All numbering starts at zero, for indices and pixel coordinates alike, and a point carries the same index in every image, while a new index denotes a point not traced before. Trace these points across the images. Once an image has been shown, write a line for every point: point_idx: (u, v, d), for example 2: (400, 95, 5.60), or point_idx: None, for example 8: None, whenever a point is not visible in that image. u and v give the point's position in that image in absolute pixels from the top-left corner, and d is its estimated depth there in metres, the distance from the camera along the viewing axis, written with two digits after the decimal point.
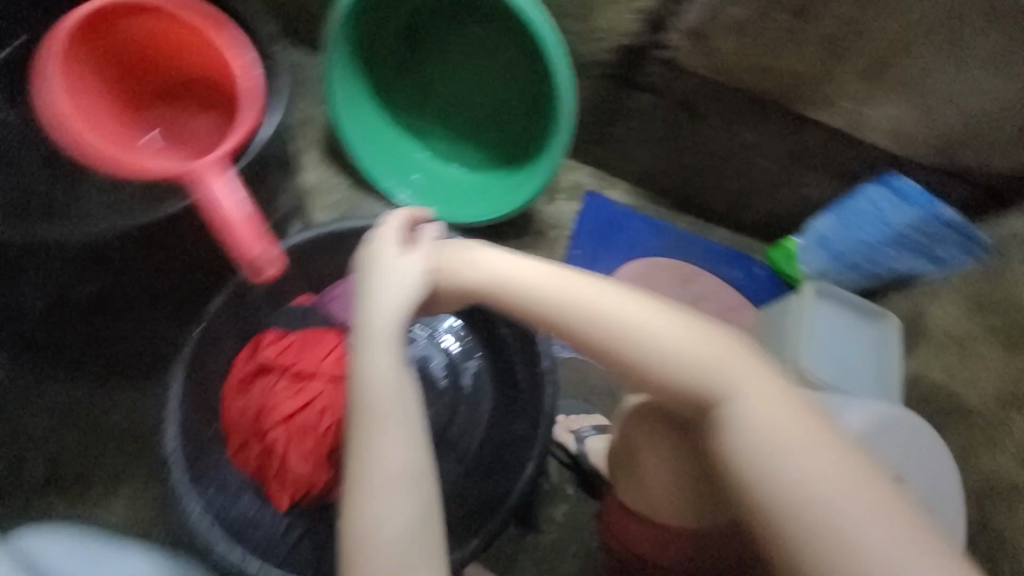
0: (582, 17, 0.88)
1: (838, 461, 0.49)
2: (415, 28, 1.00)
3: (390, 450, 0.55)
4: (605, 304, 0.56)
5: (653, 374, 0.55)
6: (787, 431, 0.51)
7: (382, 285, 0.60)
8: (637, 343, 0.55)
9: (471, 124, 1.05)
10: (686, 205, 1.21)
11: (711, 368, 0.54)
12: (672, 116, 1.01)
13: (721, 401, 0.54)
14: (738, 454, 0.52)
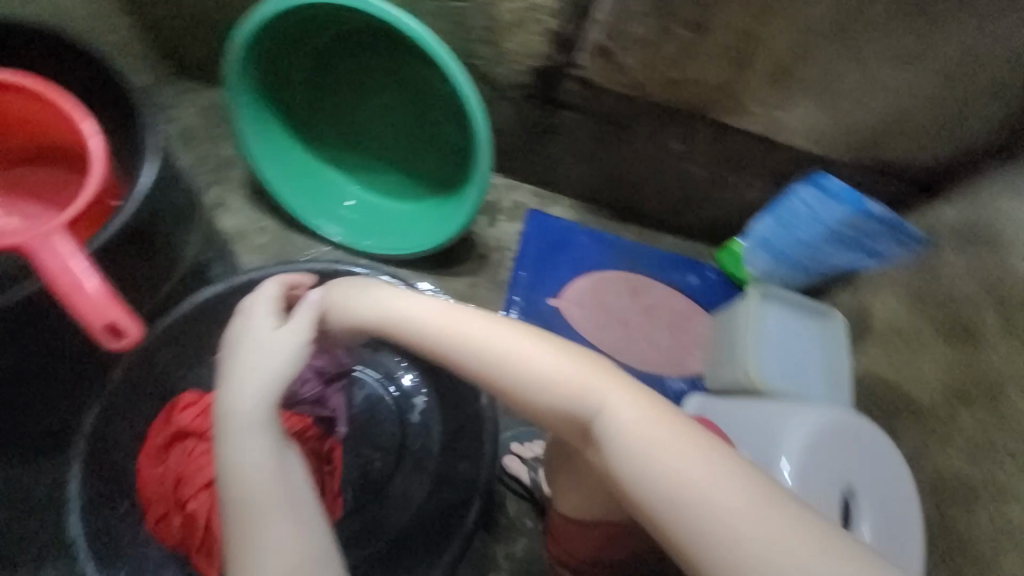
0: (491, 42, 0.87)
1: (709, 472, 0.43)
2: (323, 61, 0.95)
3: (273, 542, 0.49)
4: (467, 330, 0.53)
5: (523, 399, 0.51)
6: (658, 445, 0.45)
7: (253, 362, 0.58)
8: (498, 369, 0.51)
9: (398, 153, 1.02)
10: (629, 216, 1.21)
11: (567, 385, 0.50)
12: (601, 130, 1.00)
13: (588, 416, 0.49)
14: (612, 474, 0.47)
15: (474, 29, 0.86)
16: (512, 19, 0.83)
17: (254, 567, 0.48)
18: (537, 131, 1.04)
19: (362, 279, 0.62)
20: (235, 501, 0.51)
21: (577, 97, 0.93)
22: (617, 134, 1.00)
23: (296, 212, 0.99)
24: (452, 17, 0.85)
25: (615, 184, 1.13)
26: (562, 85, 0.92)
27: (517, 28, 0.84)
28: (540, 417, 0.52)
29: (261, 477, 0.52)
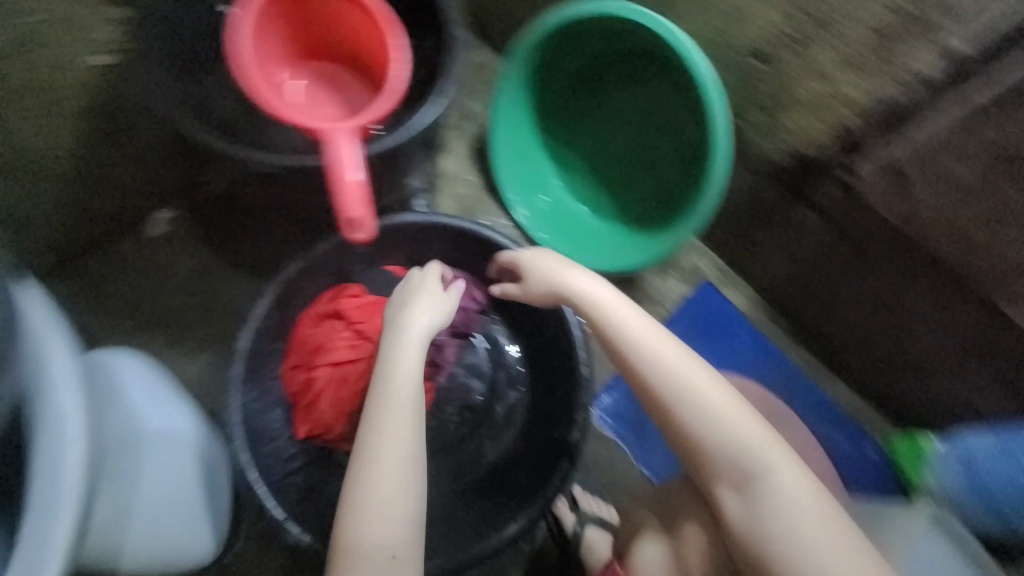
0: (768, 112, 0.80)
1: (842, 549, 0.56)
2: (598, 65, 1.02)
3: (392, 433, 0.65)
4: (672, 356, 0.65)
5: (700, 431, 0.63)
6: (809, 516, 0.58)
7: (415, 307, 0.77)
8: (688, 402, 0.63)
9: (617, 170, 1.04)
10: (806, 338, 1.08)
11: (739, 439, 0.62)
12: (832, 245, 0.88)
13: (750, 470, 0.61)
14: (761, 524, 0.59)
15: (758, 92, 0.80)
16: (807, 99, 0.75)
17: (393, 441, 0.65)
18: (760, 215, 0.95)
19: (570, 261, 0.75)
20: (387, 394, 0.68)
21: (828, 203, 0.83)
22: (849, 258, 0.87)
23: (499, 182, 1.05)
24: (741, 72, 0.80)
25: (814, 302, 1.00)
26: (820, 183, 0.82)
27: (806, 110, 0.76)
28: (704, 456, 0.63)
29: (407, 385, 0.69)
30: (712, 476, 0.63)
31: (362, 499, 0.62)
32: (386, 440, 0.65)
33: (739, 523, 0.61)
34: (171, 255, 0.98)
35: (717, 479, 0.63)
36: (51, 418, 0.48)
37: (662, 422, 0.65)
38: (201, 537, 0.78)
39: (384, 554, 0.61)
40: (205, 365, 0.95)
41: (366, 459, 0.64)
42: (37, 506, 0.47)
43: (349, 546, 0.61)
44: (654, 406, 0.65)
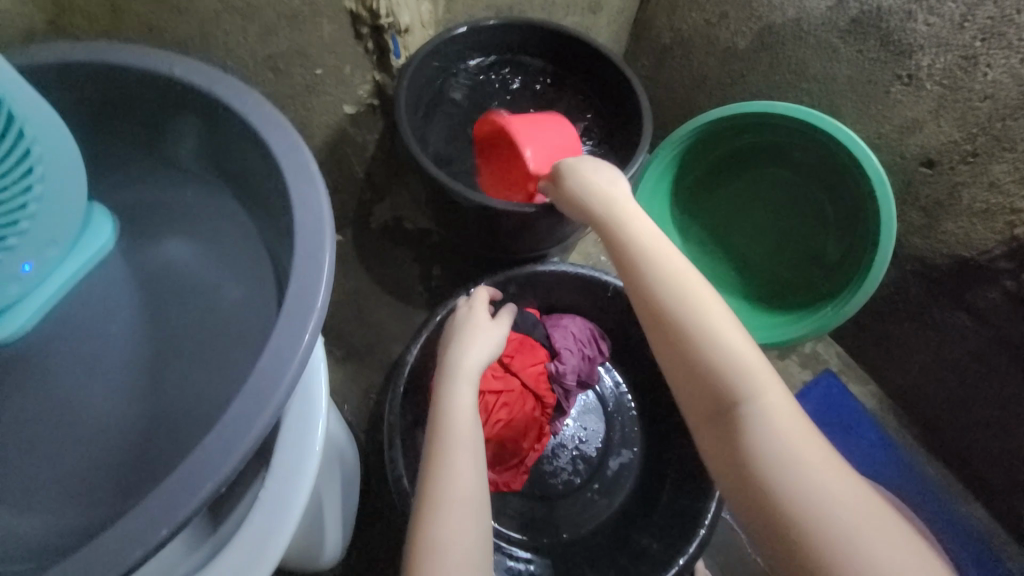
0: (931, 214, 0.84)
1: (858, 499, 0.44)
2: (737, 158, 1.04)
3: (462, 470, 0.60)
4: (673, 264, 0.59)
5: (685, 330, 0.55)
6: (813, 453, 0.47)
7: (472, 338, 0.76)
8: (687, 310, 0.55)
9: (749, 256, 1.04)
10: (935, 445, 1.02)
11: (736, 356, 0.52)
12: (988, 351, 0.86)
13: (741, 391, 0.51)
14: (755, 451, 0.48)
15: (920, 196, 0.85)
16: (978, 208, 0.79)
17: (458, 457, 0.61)
18: (901, 314, 0.95)
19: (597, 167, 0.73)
20: (453, 411, 0.65)
21: (989, 309, 0.83)
22: (1009, 368, 0.85)
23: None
24: (903, 176, 0.85)
25: (955, 409, 0.96)
26: (980, 289, 0.83)
27: (975, 217, 0.79)
28: (683, 345, 0.54)
29: (467, 414, 0.66)
30: (700, 398, 0.53)
31: (433, 545, 0.54)
32: (451, 454, 0.61)
33: (728, 451, 0.50)
34: (334, 272, 1.10)
35: (706, 402, 0.53)
36: (300, 399, 0.56)
37: (654, 332, 0.57)
38: (335, 534, 0.83)
39: (439, 561, 0.54)
40: (349, 374, 1.03)
41: (438, 471, 0.60)
42: (279, 476, 0.53)
43: None
44: (649, 313, 0.57)
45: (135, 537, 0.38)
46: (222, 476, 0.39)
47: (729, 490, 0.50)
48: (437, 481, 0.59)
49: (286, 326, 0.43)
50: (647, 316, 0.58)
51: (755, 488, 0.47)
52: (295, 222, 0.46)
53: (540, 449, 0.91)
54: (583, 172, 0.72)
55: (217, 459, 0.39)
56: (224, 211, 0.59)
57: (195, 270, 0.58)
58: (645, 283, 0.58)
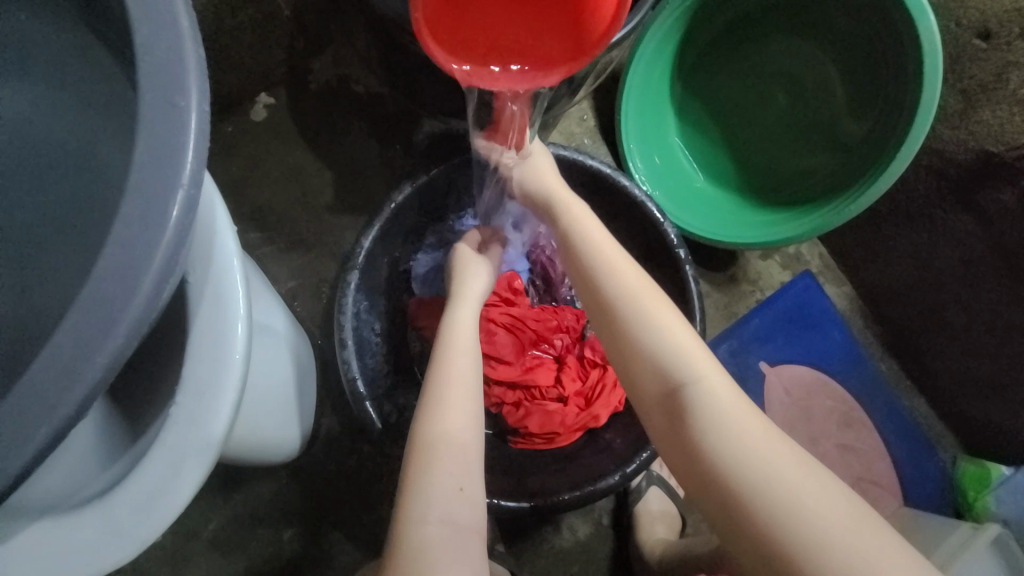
0: (970, 99, 0.74)
1: (817, 493, 0.42)
2: (759, 19, 0.86)
3: (452, 380, 0.56)
4: (606, 252, 0.56)
5: (621, 316, 0.52)
6: (750, 430, 0.45)
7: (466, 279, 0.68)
8: (622, 304, 0.53)
9: (752, 142, 0.90)
10: (897, 348, 1.03)
11: (672, 344, 0.50)
12: (980, 256, 0.82)
13: (683, 384, 0.48)
14: (703, 451, 0.46)
15: (965, 74, 0.74)
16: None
17: (460, 389, 0.56)
18: (901, 214, 0.89)
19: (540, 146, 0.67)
20: (454, 327, 0.61)
21: (997, 212, 0.76)
22: (996, 275, 0.81)
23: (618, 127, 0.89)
24: (954, 49, 0.75)
25: (929, 312, 0.94)
26: (994, 189, 0.75)
27: (1017, 104, 0.69)
28: (619, 332, 0.52)
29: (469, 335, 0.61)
30: (642, 385, 0.50)
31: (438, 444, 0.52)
32: (450, 372, 0.56)
33: (683, 453, 0.47)
34: (267, 143, 0.92)
35: (655, 402, 0.50)
36: (212, 300, 0.45)
37: (602, 329, 0.54)
38: (295, 431, 0.79)
39: (452, 487, 0.51)
40: (296, 267, 0.91)
41: (434, 403, 0.55)
42: (194, 386, 0.44)
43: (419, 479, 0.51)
44: (599, 309, 0.54)
45: None
46: (69, 411, 0.28)
47: (690, 492, 0.47)
48: (433, 410, 0.54)
49: (136, 211, 0.28)
50: (594, 313, 0.55)
51: (712, 489, 0.44)
52: (138, 47, 0.29)
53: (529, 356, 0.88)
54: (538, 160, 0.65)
55: (47, 405, 0.27)
56: (46, 36, 0.41)
57: (41, 130, 0.43)
58: (581, 266, 0.56)
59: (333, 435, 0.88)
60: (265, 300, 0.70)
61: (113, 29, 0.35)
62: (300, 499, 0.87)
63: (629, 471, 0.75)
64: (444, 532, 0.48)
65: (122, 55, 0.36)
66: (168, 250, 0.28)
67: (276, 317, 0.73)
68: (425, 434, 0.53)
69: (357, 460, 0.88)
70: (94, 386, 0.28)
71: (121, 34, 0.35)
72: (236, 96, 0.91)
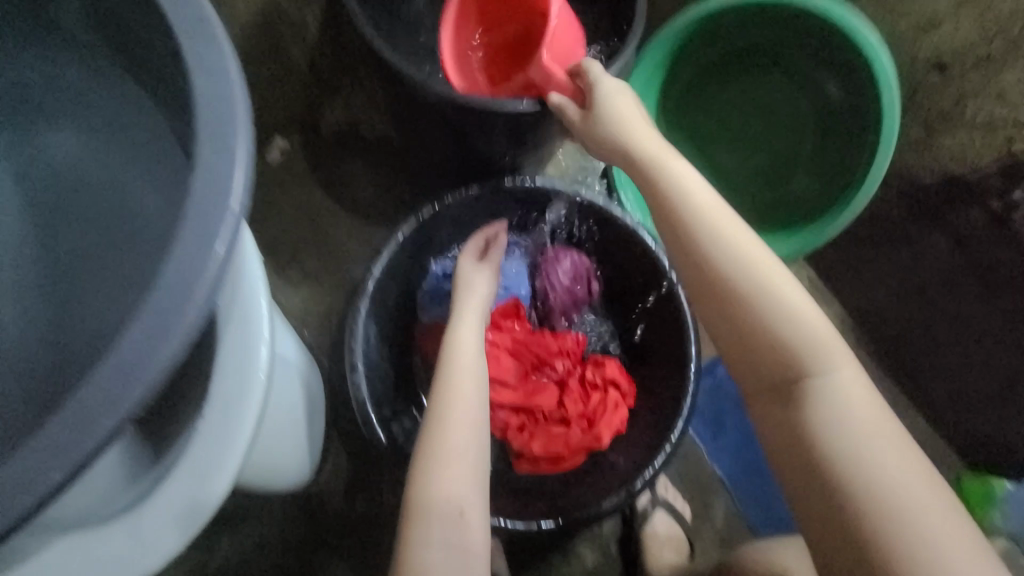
0: (931, 127, 0.81)
1: (930, 492, 0.43)
2: (735, 61, 0.94)
3: (456, 409, 0.59)
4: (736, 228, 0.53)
5: (753, 288, 0.50)
6: (872, 418, 0.46)
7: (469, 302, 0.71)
8: (758, 284, 0.50)
9: (735, 171, 0.97)
10: (890, 365, 1.05)
11: (805, 333, 0.48)
12: (959, 271, 0.86)
13: (811, 375, 0.48)
14: (822, 442, 0.45)
15: (925, 105, 0.81)
16: (980, 120, 0.75)
17: (461, 421, 0.58)
18: (882, 235, 0.94)
19: (635, 103, 0.63)
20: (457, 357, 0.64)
21: (969, 229, 0.81)
22: (975, 288, 0.85)
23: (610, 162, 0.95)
24: (912, 80, 0.81)
25: (917, 328, 0.97)
26: (964, 208, 0.80)
27: (975, 131, 0.75)
28: (748, 309, 0.49)
29: (471, 364, 0.63)
30: (767, 363, 0.49)
31: (435, 476, 0.54)
32: (453, 401, 0.59)
33: (794, 429, 0.47)
34: (282, 181, 0.99)
35: (770, 381, 0.49)
36: (238, 322, 0.49)
37: (721, 304, 0.51)
38: (305, 457, 0.81)
39: (454, 511, 0.53)
40: (306, 297, 0.95)
41: (434, 433, 0.57)
42: (220, 404, 0.48)
43: (417, 505, 0.53)
44: (722, 282, 0.50)
45: (18, 485, 0.30)
46: (131, 407, 0.31)
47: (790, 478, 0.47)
48: (434, 439, 0.57)
49: (193, 232, 0.32)
50: (708, 290, 0.52)
51: (826, 480, 0.44)
52: (196, 97, 0.34)
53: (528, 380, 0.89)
54: (632, 119, 0.61)
55: (109, 402, 0.31)
56: (103, 90, 0.46)
57: (90, 171, 0.48)
58: (700, 239, 0.52)
59: (340, 462, 0.89)
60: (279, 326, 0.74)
61: (166, 84, 0.41)
62: (306, 529, 0.87)
63: (633, 489, 0.76)
64: (448, 556, 0.51)
65: (173, 105, 0.41)
66: (218, 268, 0.32)
67: (290, 342, 0.76)
68: (426, 465, 0.55)
69: (364, 487, 0.89)
70: (147, 388, 0.31)
71: (174, 88, 0.40)
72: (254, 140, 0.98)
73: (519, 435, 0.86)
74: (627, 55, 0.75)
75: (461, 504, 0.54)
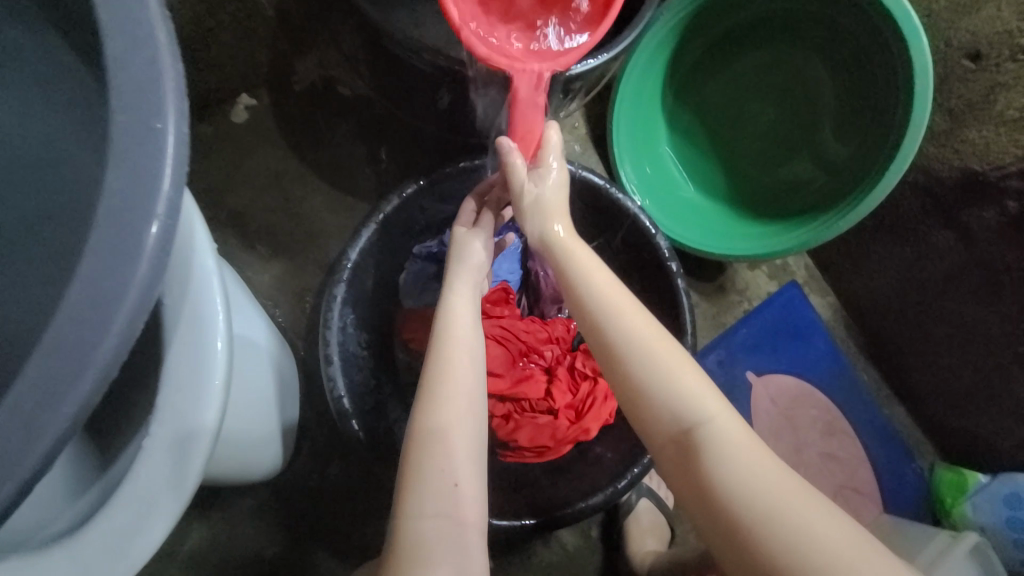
0: (957, 119, 0.76)
1: (840, 541, 0.42)
2: (751, 35, 0.86)
3: (456, 368, 0.54)
4: (605, 283, 0.54)
5: (631, 356, 0.50)
6: (759, 464, 0.45)
7: (459, 258, 0.63)
8: (624, 334, 0.51)
9: (741, 155, 0.91)
10: (879, 358, 1.04)
11: (673, 375, 0.49)
12: (963, 270, 0.83)
13: (693, 427, 0.48)
14: (708, 481, 0.45)
15: (953, 94, 0.76)
16: (1010, 114, 0.70)
17: (451, 396, 0.53)
18: (886, 227, 0.91)
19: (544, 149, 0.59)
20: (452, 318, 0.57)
21: (980, 229, 0.78)
22: (976, 289, 0.82)
23: (611, 136, 0.87)
24: (943, 69, 0.76)
25: (913, 324, 0.95)
26: (977, 208, 0.77)
27: (1003, 125, 0.71)
28: (631, 376, 0.50)
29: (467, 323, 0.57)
30: (652, 424, 0.49)
31: (433, 440, 0.51)
32: (448, 361, 0.54)
33: (691, 490, 0.47)
34: (249, 145, 0.89)
35: (666, 443, 0.49)
36: (189, 323, 0.43)
37: (606, 370, 0.52)
38: (276, 448, 0.76)
39: (447, 483, 0.50)
40: (278, 275, 0.88)
41: (428, 396, 0.53)
42: (169, 418, 0.42)
43: (413, 475, 0.50)
44: (605, 348, 0.52)
45: None
46: (35, 463, 0.25)
47: (702, 527, 0.46)
48: (427, 412, 0.52)
49: (109, 244, 0.26)
50: (594, 344, 0.53)
51: (725, 522, 0.44)
52: (112, 61, 0.27)
53: (515, 371, 0.84)
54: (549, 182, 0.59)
55: (8, 459, 0.25)
56: (6, 37, 0.37)
57: (10, 138, 0.40)
58: (586, 310, 0.53)
59: (317, 448, 0.86)
60: (244, 312, 0.67)
61: (85, 36, 0.33)
62: (281, 516, 0.84)
63: (621, 486, 0.74)
64: (440, 526, 0.48)
65: (93, 59, 0.33)
66: (144, 289, 0.26)
67: (258, 328, 0.71)
68: (423, 423, 0.51)
69: (341, 475, 0.85)
70: (56, 439, 0.25)
71: (91, 46, 0.32)
72: (215, 97, 0.87)
73: (504, 425, 0.83)
74: (641, 23, 0.68)
75: (455, 472, 0.50)
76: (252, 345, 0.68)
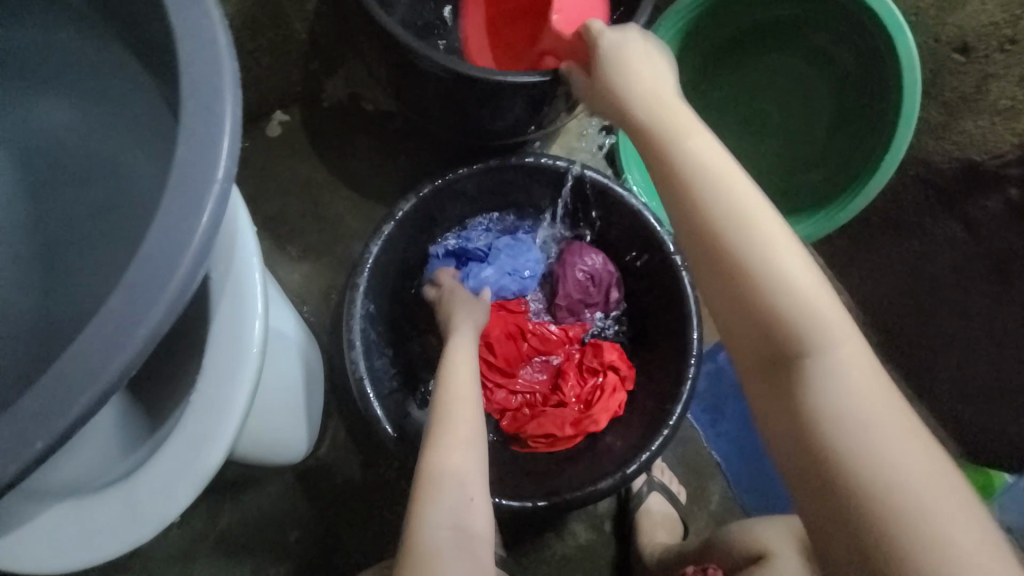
0: (951, 111, 0.79)
1: (963, 500, 0.34)
2: (748, 41, 0.90)
3: (461, 400, 0.62)
4: (722, 169, 0.43)
5: (745, 253, 0.40)
6: (881, 402, 0.37)
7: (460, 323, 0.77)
8: (753, 253, 0.40)
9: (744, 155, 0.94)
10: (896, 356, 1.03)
11: (811, 310, 0.39)
12: (973, 262, 0.83)
13: (808, 349, 0.39)
14: (827, 441, 0.36)
15: (946, 88, 0.79)
16: (1003, 104, 0.72)
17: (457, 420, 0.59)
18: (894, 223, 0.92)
19: (646, 46, 0.53)
20: (454, 363, 0.68)
21: (986, 220, 0.79)
22: (989, 280, 0.82)
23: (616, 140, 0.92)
24: (933, 64, 0.79)
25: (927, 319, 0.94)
26: (980, 198, 0.78)
27: (997, 115, 0.73)
28: (741, 278, 0.40)
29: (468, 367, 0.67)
30: (756, 339, 0.40)
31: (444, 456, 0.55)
32: (454, 392, 0.63)
33: (789, 421, 0.38)
34: (282, 155, 0.97)
35: (768, 363, 0.40)
36: (231, 297, 0.48)
37: (705, 267, 0.42)
38: (303, 433, 0.81)
39: (463, 497, 0.53)
40: (306, 275, 0.95)
41: (440, 417, 0.60)
42: (211, 379, 0.47)
43: (427, 483, 0.53)
44: (713, 240, 0.41)
45: None
46: (111, 380, 0.30)
47: (784, 460, 0.39)
48: (438, 429, 0.58)
49: (176, 202, 0.31)
50: (693, 243, 0.43)
51: (817, 456, 0.36)
52: (181, 60, 0.33)
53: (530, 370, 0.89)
54: (634, 66, 0.51)
55: (91, 375, 0.30)
56: (88, 49, 0.45)
57: (85, 136, 0.46)
58: (693, 191, 0.43)
59: (339, 438, 0.90)
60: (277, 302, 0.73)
61: (155, 46, 0.39)
62: (306, 502, 0.88)
63: (629, 472, 0.76)
64: (451, 537, 0.50)
65: (160, 64, 0.39)
66: (206, 235, 0.31)
67: (289, 318, 0.76)
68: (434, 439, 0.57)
69: (361, 465, 0.89)
70: (132, 358, 0.30)
71: (162, 52, 0.39)
72: (253, 113, 0.96)
73: (517, 421, 0.86)
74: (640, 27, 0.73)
75: (463, 485, 0.54)
76: (284, 332, 0.74)
